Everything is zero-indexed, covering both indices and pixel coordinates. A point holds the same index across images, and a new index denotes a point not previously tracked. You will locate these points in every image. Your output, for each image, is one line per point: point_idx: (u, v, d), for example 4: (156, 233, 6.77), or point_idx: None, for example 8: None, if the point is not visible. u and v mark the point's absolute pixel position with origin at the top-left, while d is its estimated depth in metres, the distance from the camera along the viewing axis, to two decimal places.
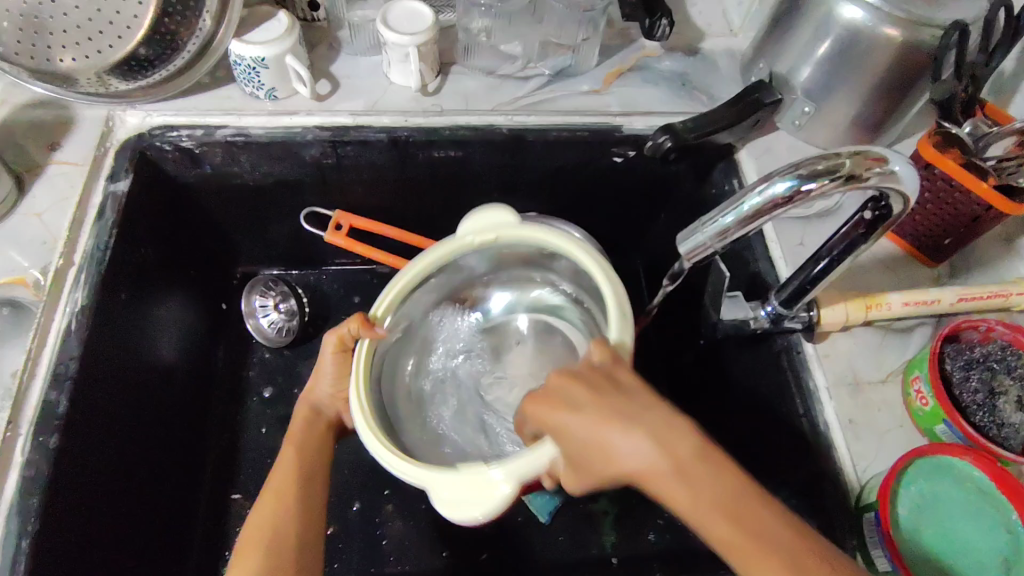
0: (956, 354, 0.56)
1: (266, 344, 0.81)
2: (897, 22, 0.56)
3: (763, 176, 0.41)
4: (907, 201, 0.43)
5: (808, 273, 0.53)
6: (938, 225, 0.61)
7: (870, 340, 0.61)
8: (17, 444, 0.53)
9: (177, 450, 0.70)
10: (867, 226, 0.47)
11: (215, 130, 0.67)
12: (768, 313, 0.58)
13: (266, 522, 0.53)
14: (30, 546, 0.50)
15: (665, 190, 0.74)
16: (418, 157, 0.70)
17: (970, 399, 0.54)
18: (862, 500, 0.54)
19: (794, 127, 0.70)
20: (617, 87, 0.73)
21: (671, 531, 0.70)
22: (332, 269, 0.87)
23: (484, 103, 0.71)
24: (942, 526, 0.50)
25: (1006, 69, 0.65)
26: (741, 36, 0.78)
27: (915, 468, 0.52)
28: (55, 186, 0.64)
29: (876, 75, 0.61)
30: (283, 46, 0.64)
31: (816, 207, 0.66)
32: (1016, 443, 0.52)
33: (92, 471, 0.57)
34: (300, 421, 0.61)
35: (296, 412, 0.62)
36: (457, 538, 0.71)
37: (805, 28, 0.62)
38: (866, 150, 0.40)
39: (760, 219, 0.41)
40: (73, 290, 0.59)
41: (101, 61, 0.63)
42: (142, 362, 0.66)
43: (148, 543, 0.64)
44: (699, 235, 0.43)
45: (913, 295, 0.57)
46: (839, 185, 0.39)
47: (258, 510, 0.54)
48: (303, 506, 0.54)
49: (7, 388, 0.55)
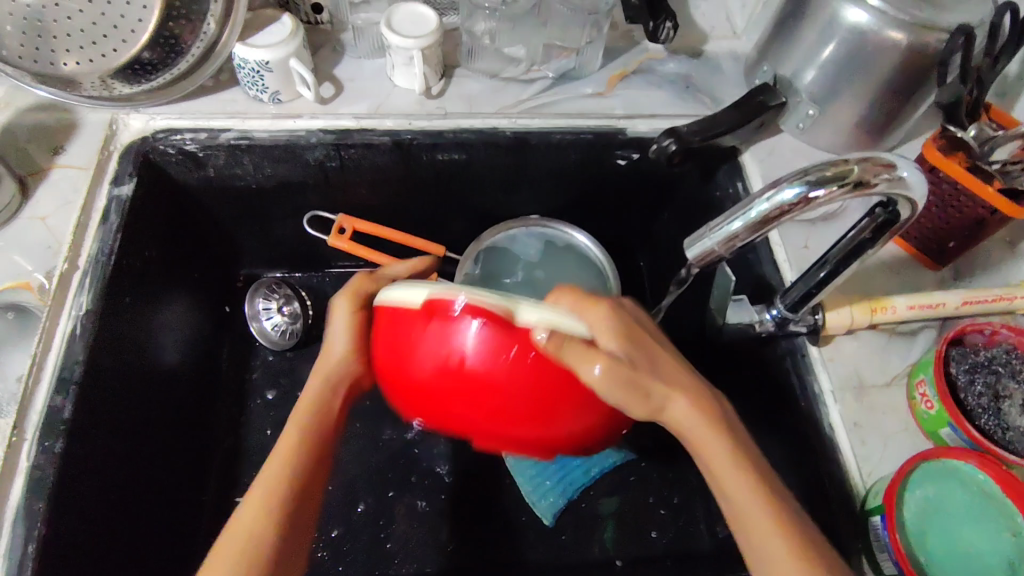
0: (961, 357, 0.56)
1: (271, 347, 0.81)
2: (902, 26, 0.56)
3: (771, 182, 0.40)
4: (915, 206, 0.43)
5: (815, 277, 0.53)
6: (944, 228, 0.61)
7: (874, 343, 0.61)
8: (22, 449, 0.53)
9: (179, 454, 0.70)
10: (873, 230, 0.47)
11: (219, 134, 0.67)
12: (774, 317, 0.58)
13: (258, 506, 0.46)
14: (36, 552, 0.50)
15: (668, 192, 0.74)
16: (422, 159, 0.70)
17: (975, 403, 0.54)
18: (868, 503, 0.53)
19: (798, 130, 0.70)
20: (621, 90, 0.73)
21: (674, 533, 0.71)
22: (334, 271, 0.87)
23: (488, 106, 0.71)
24: (949, 530, 0.50)
25: (1010, 72, 0.65)
26: (745, 39, 0.78)
27: (920, 471, 0.52)
28: (59, 190, 0.64)
29: (881, 78, 0.61)
30: (288, 49, 0.64)
31: (820, 210, 0.66)
32: (1021, 446, 0.52)
33: (96, 475, 0.57)
34: (316, 385, 0.54)
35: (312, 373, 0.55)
36: (461, 541, 0.71)
37: (810, 31, 0.62)
38: (875, 156, 0.40)
39: (768, 225, 0.41)
40: (77, 295, 0.59)
41: (105, 64, 0.63)
42: (146, 366, 0.65)
43: (153, 546, 0.63)
44: (706, 240, 0.43)
45: (918, 298, 0.57)
46: (848, 191, 0.39)
47: (255, 486, 0.48)
48: (302, 500, 0.49)
49: (13, 393, 0.55)
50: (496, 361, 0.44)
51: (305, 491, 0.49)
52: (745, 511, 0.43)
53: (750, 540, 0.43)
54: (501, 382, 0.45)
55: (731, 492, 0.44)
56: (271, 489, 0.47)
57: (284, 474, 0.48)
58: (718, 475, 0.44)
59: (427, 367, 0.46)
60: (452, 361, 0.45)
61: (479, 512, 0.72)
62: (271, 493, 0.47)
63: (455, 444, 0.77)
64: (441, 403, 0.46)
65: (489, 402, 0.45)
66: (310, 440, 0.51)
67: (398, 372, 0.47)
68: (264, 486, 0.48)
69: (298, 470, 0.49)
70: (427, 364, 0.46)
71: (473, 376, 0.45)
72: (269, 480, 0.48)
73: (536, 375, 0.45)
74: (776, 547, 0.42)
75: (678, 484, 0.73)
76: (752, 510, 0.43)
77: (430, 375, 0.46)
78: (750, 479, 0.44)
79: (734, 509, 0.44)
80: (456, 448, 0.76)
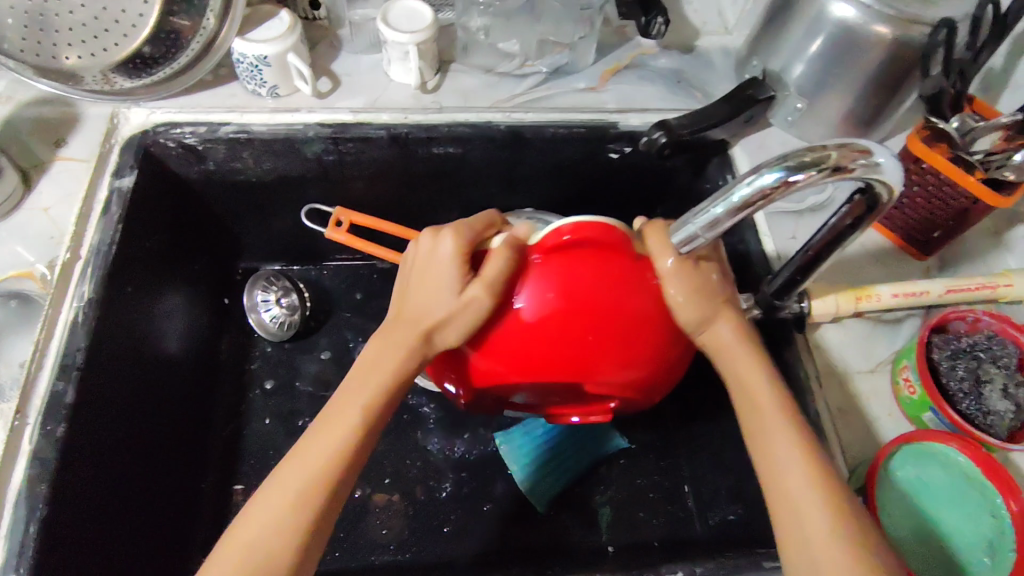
0: (943, 344, 0.57)
1: (268, 338, 0.82)
2: (886, 20, 0.58)
3: (752, 168, 0.42)
4: (892, 191, 0.44)
5: (796, 264, 0.55)
6: (928, 219, 0.62)
7: (860, 331, 0.62)
8: (25, 432, 0.54)
9: (178, 441, 0.71)
10: (854, 216, 0.49)
11: (218, 128, 0.68)
12: (761, 305, 0.60)
13: (308, 467, 0.44)
14: (37, 532, 0.51)
15: (660, 185, 0.76)
16: (418, 153, 0.71)
17: (957, 387, 0.55)
18: (851, 486, 0.55)
19: (787, 124, 0.72)
20: (614, 84, 0.74)
21: (667, 520, 0.72)
22: (332, 265, 0.88)
23: (483, 101, 0.72)
24: (930, 511, 0.51)
25: (995, 66, 0.66)
26: (736, 34, 0.80)
27: (902, 455, 0.53)
28: (61, 182, 0.65)
29: (867, 71, 0.62)
30: (285, 44, 0.65)
31: (808, 201, 0.68)
32: (1001, 430, 0.53)
33: (98, 460, 0.58)
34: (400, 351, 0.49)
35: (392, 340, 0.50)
36: (456, 527, 0.72)
37: (797, 25, 0.63)
38: (851, 142, 0.41)
39: (749, 210, 0.42)
40: (80, 284, 0.60)
41: (106, 58, 0.64)
42: (146, 354, 0.67)
43: (152, 531, 0.65)
44: (691, 225, 0.45)
45: (902, 287, 0.59)
46: (826, 176, 0.40)
47: (306, 441, 0.46)
48: (355, 467, 0.46)
49: (16, 377, 0.56)
50: (593, 286, 0.51)
51: (358, 457, 0.46)
52: (765, 405, 0.47)
53: (758, 428, 0.46)
54: (594, 307, 0.51)
55: (746, 388, 0.48)
56: (323, 449, 0.45)
57: (339, 434, 0.45)
58: (740, 375, 0.49)
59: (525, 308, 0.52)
60: (553, 298, 0.51)
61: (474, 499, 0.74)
62: (323, 452, 0.45)
63: (451, 433, 0.78)
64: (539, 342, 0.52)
65: (583, 329, 0.51)
66: (375, 402, 0.47)
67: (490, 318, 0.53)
68: (315, 444, 0.45)
69: (356, 433, 0.46)
70: (527, 303, 0.51)
71: (575, 307, 0.51)
72: (322, 439, 0.45)
73: (634, 300, 0.51)
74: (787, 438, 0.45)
75: (669, 472, 0.75)
76: (767, 402, 0.47)
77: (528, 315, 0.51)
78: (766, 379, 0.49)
79: (750, 401, 0.48)
80: (451, 437, 0.78)
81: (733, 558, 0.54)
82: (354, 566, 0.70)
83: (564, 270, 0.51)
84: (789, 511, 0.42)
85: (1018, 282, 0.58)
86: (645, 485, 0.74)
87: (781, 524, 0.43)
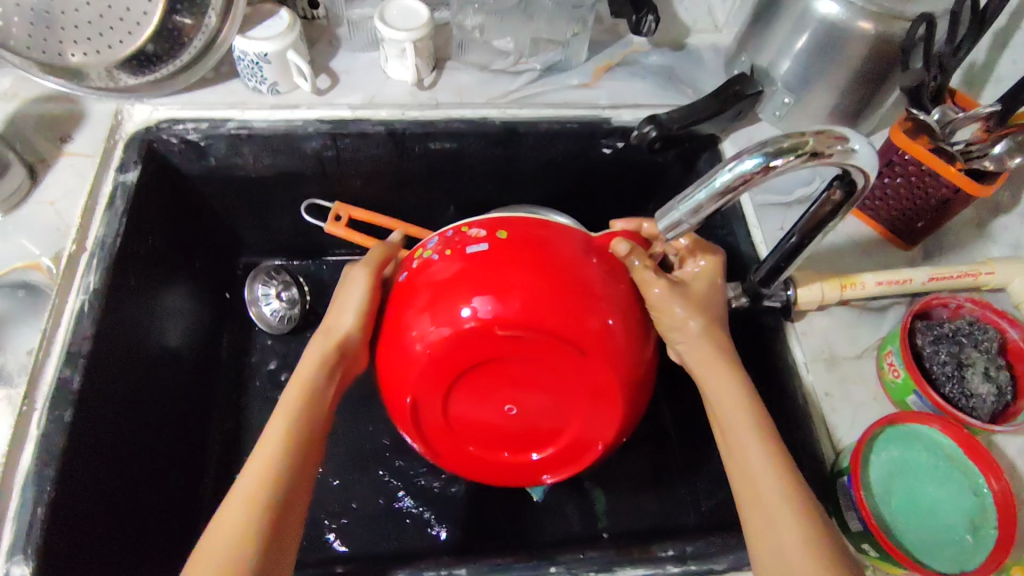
0: (926, 329, 0.58)
1: (268, 331, 0.83)
2: (869, 16, 0.59)
3: (733, 154, 0.44)
4: (868, 178, 0.47)
5: (783, 252, 0.57)
6: (911, 209, 0.64)
7: (847, 318, 0.64)
8: (34, 417, 0.55)
9: (180, 432, 0.72)
10: (834, 203, 0.51)
11: (220, 124, 0.69)
12: (749, 293, 0.62)
13: (213, 553, 0.43)
14: (45, 514, 0.52)
15: (652, 179, 0.78)
16: (414, 148, 0.73)
17: (940, 371, 0.56)
18: (838, 467, 0.56)
19: (775, 117, 0.73)
20: (606, 81, 0.76)
21: (660, 506, 0.73)
22: (332, 260, 0.90)
23: (478, 97, 0.74)
24: (914, 487, 0.52)
25: (977, 60, 0.68)
26: (726, 32, 0.82)
27: (887, 435, 0.54)
28: (67, 177, 0.67)
29: (851, 66, 0.64)
30: (285, 42, 0.67)
31: (797, 193, 0.70)
32: (984, 412, 0.55)
33: (104, 444, 0.60)
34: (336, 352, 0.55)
35: (309, 355, 0.55)
36: (454, 513, 0.73)
37: (784, 22, 0.65)
38: (827, 130, 0.43)
39: (731, 195, 0.44)
40: (85, 275, 0.61)
41: (110, 56, 0.66)
42: (150, 344, 0.68)
43: (157, 518, 0.66)
44: (675, 212, 0.46)
45: (885, 275, 0.60)
46: (804, 160, 0.43)
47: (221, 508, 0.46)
48: (308, 445, 0.51)
49: (25, 364, 0.58)
50: (439, 285, 0.50)
51: (290, 488, 0.48)
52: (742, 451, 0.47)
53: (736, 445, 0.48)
54: (437, 288, 0.50)
55: (727, 421, 0.49)
56: (232, 523, 0.45)
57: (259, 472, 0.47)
58: (717, 395, 0.50)
59: (404, 333, 0.51)
60: (417, 312, 0.50)
61: (474, 489, 0.75)
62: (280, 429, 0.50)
63: None
64: (410, 344, 0.50)
65: (462, 294, 0.49)
66: (309, 394, 0.52)
67: (388, 354, 0.52)
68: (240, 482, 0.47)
69: (278, 464, 0.48)
70: (406, 327, 0.51)
71: (455, 288, 0.49)
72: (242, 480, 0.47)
73: (536, 271, 0.49)
74: (758, 465, 0.46)
75: (663, 462, 0.76)
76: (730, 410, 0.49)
77: (409, 330, 0.50)
78: (742, 388, 0.50)
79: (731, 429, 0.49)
80: None
81: (722, 537, 0.55)
82: (351, 553, 0.71)
83: (408, 298, 0.52)
84: (757, 521, 0.45)
85: (1000, 271, 0.59)
86: (636, 471, 0.76)
87: (747, 516, 0.45)
